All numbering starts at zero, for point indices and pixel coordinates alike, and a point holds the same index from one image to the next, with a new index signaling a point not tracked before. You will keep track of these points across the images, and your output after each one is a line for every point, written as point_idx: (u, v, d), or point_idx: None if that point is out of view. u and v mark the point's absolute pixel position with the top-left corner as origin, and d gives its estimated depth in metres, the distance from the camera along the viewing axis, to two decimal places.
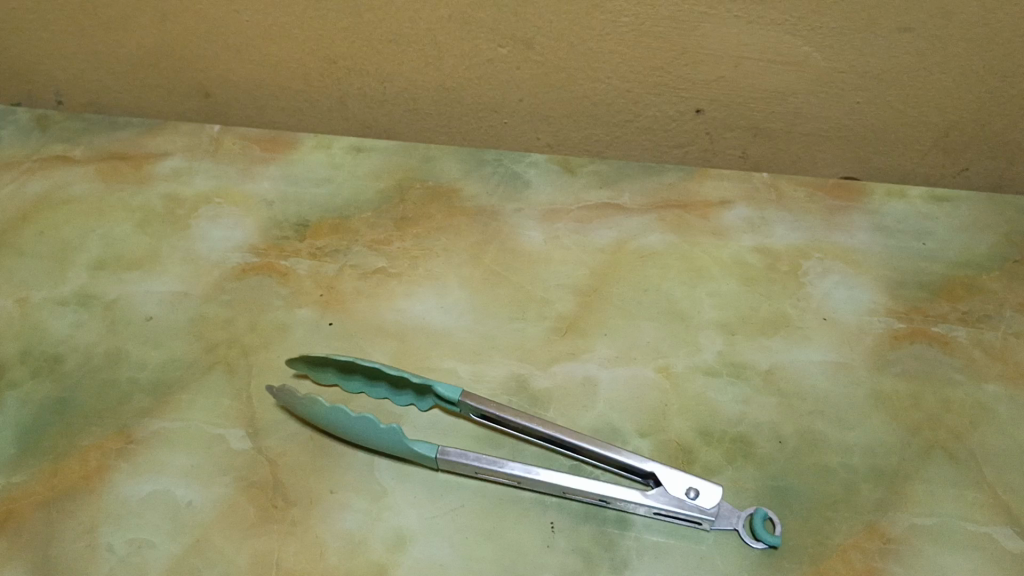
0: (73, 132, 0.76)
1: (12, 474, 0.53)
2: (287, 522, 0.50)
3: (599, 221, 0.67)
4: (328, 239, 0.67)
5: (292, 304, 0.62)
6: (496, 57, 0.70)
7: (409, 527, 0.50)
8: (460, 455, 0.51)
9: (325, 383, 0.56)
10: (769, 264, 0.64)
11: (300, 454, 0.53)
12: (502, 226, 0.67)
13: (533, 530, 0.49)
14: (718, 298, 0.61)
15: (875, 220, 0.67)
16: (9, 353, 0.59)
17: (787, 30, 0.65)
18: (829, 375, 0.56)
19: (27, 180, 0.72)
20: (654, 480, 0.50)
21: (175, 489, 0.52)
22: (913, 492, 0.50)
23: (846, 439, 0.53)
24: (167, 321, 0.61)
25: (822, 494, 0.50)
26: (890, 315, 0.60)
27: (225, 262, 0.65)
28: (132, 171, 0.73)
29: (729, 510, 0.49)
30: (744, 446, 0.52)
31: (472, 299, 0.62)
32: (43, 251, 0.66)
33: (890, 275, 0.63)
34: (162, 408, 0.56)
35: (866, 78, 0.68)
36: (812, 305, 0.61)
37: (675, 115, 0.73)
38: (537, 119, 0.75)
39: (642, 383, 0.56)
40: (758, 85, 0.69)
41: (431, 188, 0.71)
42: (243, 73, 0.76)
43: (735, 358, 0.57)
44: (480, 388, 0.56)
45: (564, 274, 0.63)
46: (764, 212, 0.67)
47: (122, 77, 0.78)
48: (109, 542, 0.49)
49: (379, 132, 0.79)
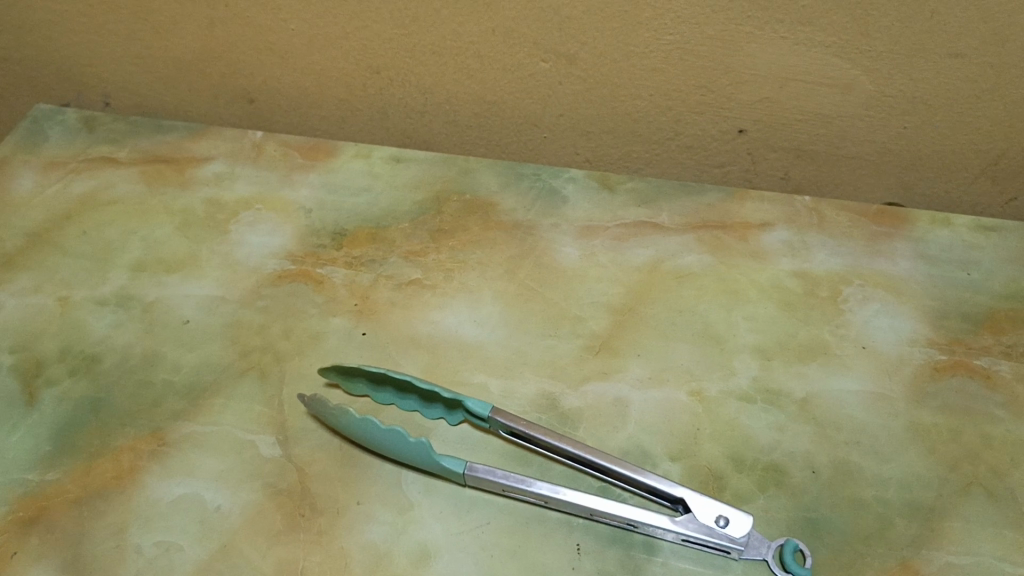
0: (119, 134, 0.77)
1: (46, 471, 0.53)
2: (313, 531, 0.50)
3: (636, 239, 0.67)
4: (364, 249, 0.67)
5: (326, 313, 0.62)
6: (539, 71, 0.70)
7: (434, 542, 0.49)
8: (488, 472, 0.51)
9: (357, 393, 0.56)
10: (808, 289, 0.63)
11: (329, 464, 0.53)
12: (538, 241, 0.67)
13: (558, 551, 0.49)
14: (754, 322, 0.60)
15: (918, 248, 0.65)
16: (48, 351, 0.60)
17: (834, 52, 0.64)
18: (866, 406, 0.55)
19: (73, 179, 0.73)
20: (683, 505, 0.50)
21: (204, 492, 0.52)
22: (949, 529, 0.49)
23: (882, 472, 0.52)
24: (203, 325, 0.62)
25: (854, 528, 0.49)
26: (931, 345, 0.59)
27: (262, 268, 0.66)
28: (175, 173, 0.74)
29: (759, 540, 0.48)
30: (776, 474, 0.52)
31: (505, 314, 0.61)
32: (85, 250, 0.67)
33: (932, 305, 0.61)
34: (195, 411, 0.56)
35: (914, 103, 0.66)
36: (851, 333, 0.59)
37: (717, 135, 0.72)
38: (577, 134, 0.75)
39: (674, 405, 0.55)
40: (803, 107, 0.68)
41: (468, 201, 0.71)
42: (287, 81, 0.76)
43: (769, 383, 0.56)
44: (511, 404, 0.56)
45: (598, 291, 0.63)
46: (805, 235, 0.66)
47: (169, 81, 0.79)
48: (137, 543, 0.50)
49: (418, 143, 0.79)
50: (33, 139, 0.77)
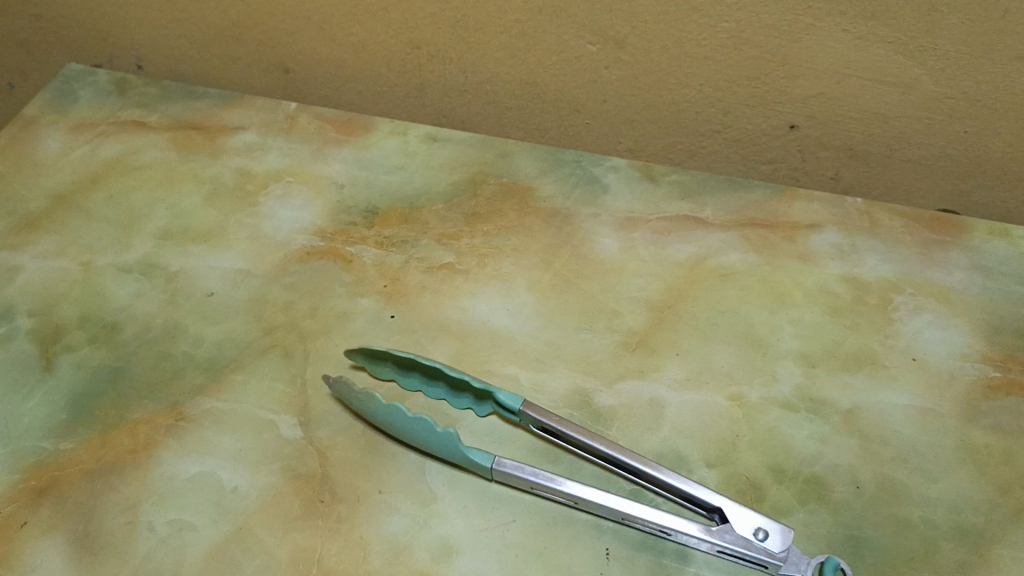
0: (150, 98, 0.76)
1: (60, 440, 0.52)
2: (332, 518, 0.48)
3: (678, 235, 0.64)
4: (396, 229, 0.65)
5: (354, 293, 0.60)
6: (585, 54, 0.68)
7: (457, 538, 0.47)
8: (517, 468, 0.48)
9: (383, 377, 0.54)
10: (857, 295, 0.60)
11: (351, 449, 0.51)
12: (577, 231, 0.65)
13: (585, 555, 0.47)
14: (799, 327, 0.58)
15: (974, 258, 0.62)
16: (68, 316, 0.59)
17: (897, 49, 0.61)
18: (914, 421, 0.52)
19: (101, 142, 0.72)
20: (720, 515, 0.47)
21: (221, 472, 0.50)
22: (999, 556, 0.46)
23: (929, 492, 0.49)
24: (228, 299, 0.60)
25: (899, 549, 0.47)
26: (985, 361, 0.56)
27: (290, 243, 0.64)
28: (204, 141, 0.72)
29: (798, 556, 0.46)
30: (817, 488, 0.49)
31: (539, 304, 0.59)
32: (111, 216, 0.66)
33: (987, 319, 0.58)
34: (216, 386, 0.54)
35: (977, 107, 0.63)
36: (900, 344, 0.57)
37: (767, 130, 0.69)
38: (621, 123, 0.72)
39: (712, 410, 0.53)
40: (860, 105, 0.65)
41: (506, 185, 0.68)
42: (324, 52, 0.74)
43: (814, 392, 0.54)
44: (541, 398, 0.54)
45: (637, 286, 0.60)
46: (855, 239, 0.64)
47: (204, 47, 0.77)
48: (150, 521, 0.48)
49: (454, 122, 0.76)
50: (63, 100, 0.75)
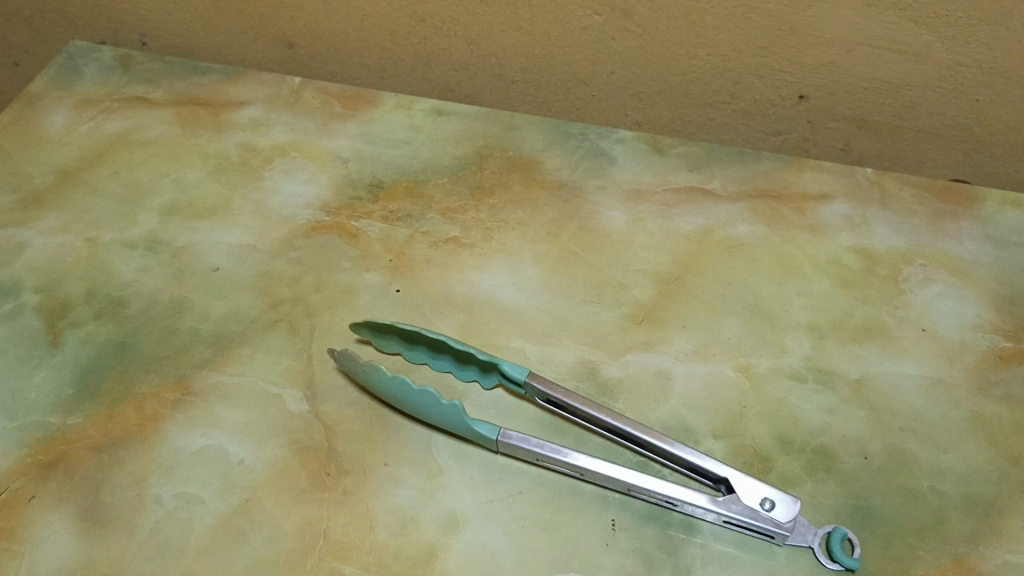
0: (155, 74, 0.75)
1: (68, 414, 0.52)
2: (338, 491, 0.48)
3: (686, 207, 0.63)
4: (401, 203, 0.65)
5: (360, 267, 0.60)
6: (591, 25, 0.67)
7: (463, 510, 0.47)
8: (523, 440, 0.48)
9: (389, 351, 0.54)
10: (868, 267, 0.59)
11: (357, 422, 0.51)
12: (583, 204, 0.64)
13: (592, 526, 0.46)
14: (809, 298, 0.57)
15: (986, 228, 0.61)
16: (75, 292, 0.59)
17: (909, 17, 0.60)
18: (925, 392, 0.52)
19: (106, 119, 0.71)
20: (726, 486, 0.47)
21: (227, 445, 0.50)
22: (1008, 526, 0.46)
23: (939, 462, 0.49)
24: (233, 274, 0.60)
25: (907, 519, 0.46)
26: (996, 332, 0.55)
27: (295, 218, 0.63)
28: (209, 117, 0.72)
29: (805, 526, 0.46)
30: (825, 459, 0.49)
31: (546, 278, 0.59)
32: (117, 192, 0.66)
33: (998, 290, 0.58)
34: (222, 361, 0.54)
35: (990, 75, 0.62)
36: (911, 314, 0.56)
37: (777, 100, 0.68)
38: (628, 94, 0.71)
39: (720, 382, 0.52)
40: (871, 74, 0.64)
41: (512, 158, 0.68)
42: (328, 25, 0.74)
43: (823, 364, 0.53)
44: (548, 370, 0.53)
45: (645, 259, 0.60)
46: (866, 210, 0.63)
47: (208, 22, 0.77)
48: (158, 494, 0.48)
49: (460, 96, 0.76)
50: (67, 76, 0.75)
